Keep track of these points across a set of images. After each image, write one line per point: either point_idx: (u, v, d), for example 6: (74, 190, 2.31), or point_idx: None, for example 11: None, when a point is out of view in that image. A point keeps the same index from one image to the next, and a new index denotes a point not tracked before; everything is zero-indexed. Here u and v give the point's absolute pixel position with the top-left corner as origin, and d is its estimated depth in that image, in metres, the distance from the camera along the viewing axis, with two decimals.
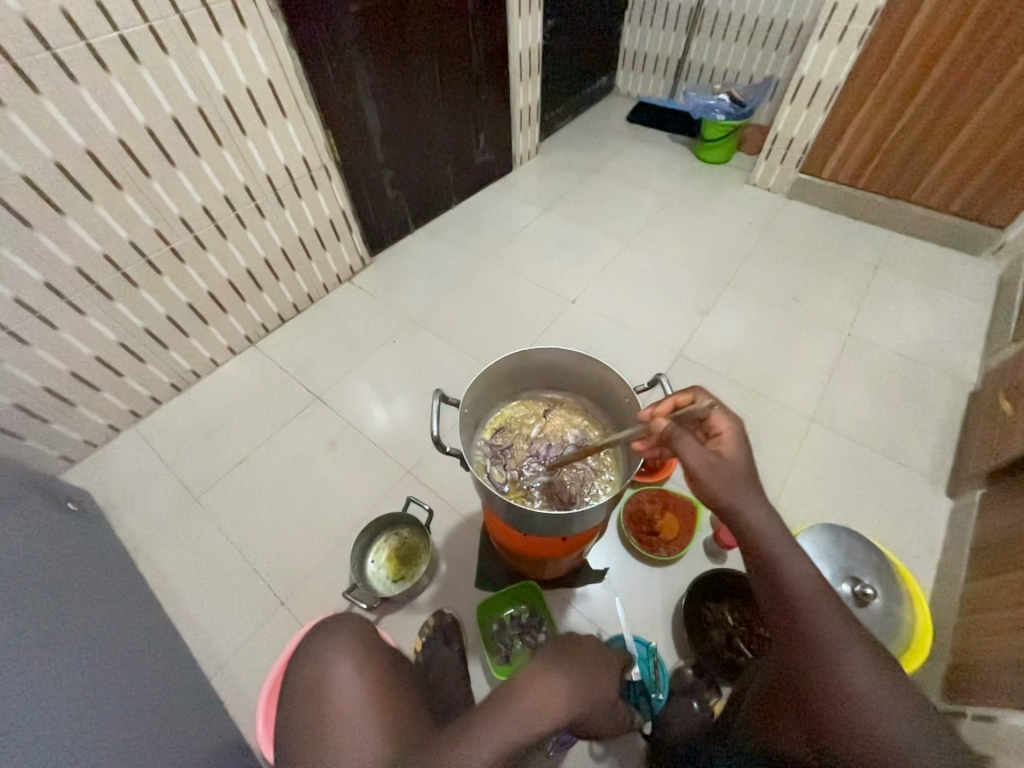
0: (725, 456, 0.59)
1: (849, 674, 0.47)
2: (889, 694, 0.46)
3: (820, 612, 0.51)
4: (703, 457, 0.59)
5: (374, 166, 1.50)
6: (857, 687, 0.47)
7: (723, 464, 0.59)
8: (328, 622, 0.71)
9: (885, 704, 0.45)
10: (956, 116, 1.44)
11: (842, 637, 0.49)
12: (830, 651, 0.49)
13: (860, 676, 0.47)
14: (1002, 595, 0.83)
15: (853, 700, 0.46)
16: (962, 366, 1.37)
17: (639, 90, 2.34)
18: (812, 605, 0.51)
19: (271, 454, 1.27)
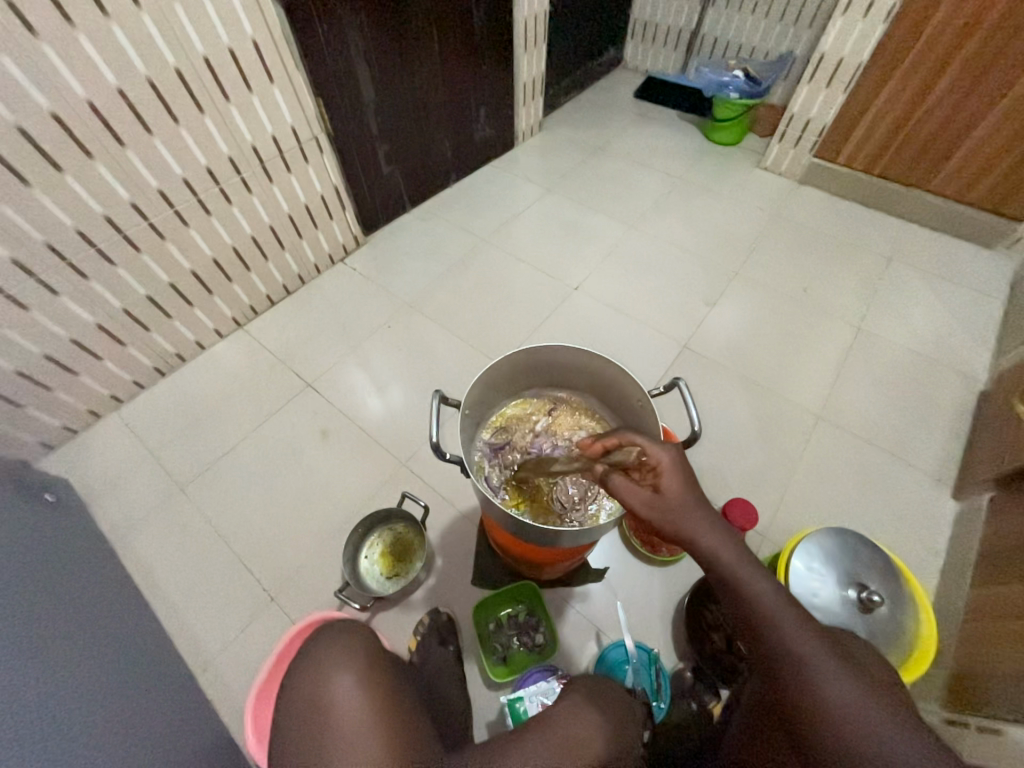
0: (665, 495, 0.54)
1: (825, 691, 0.47)
2: (863, 702, 0.46)
3: (785, 628, 0.49)
4: (645, 503, 0.54)
5: (368, 138, 1.45)
6: (834, 708, 0.46)
7: (666, 505, 0.54)
8: (325, 629, 0.69)
9: (861, 717, 0.45)
10: (982, 102, 1.36)
11: (809, 648, 0.49)
12: (802, 666, 0.48)
13: (834, 692, 0.47)
14: (1010, 604, 0.81)
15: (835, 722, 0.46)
16: (971, 363, 1.32)
17: (649, 64, 2.25)
18: (777, 623, 0.50)
19: (260, 442, 1.25)
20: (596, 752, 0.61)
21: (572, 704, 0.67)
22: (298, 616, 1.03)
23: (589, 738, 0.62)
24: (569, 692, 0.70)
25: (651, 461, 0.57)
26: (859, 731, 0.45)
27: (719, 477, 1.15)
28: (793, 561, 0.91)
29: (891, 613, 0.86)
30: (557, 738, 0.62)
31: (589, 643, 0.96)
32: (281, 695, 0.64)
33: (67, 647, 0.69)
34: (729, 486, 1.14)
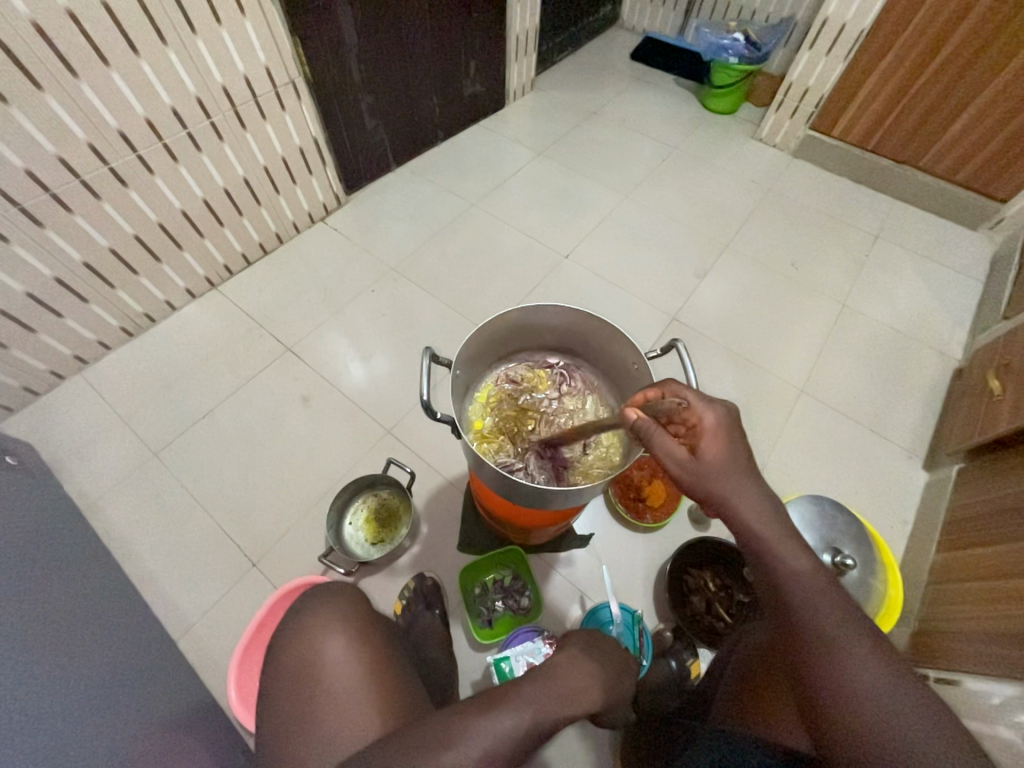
0: (700, 455, 0.51)
1: (846, 662, 0.42)
2: (892, 684, 0.40)
3: (806, 597, 0.45)
4: (677, 460, 0.52)
5: (350, 87, 1.35)
6: (854, 684, 0.41)
7: (700, 465, 0.51)
8: (313, 593, 0.67)
9: (890, 700, 0.39)
10: (981, 77, 1.33)
11: (832, 622, 0.44)
12: (822, 637, 0.43)
13: (858, 666, 0.41)
14: (970, 567, 0.86)
15: (853, 698, 0.40)
16: (949, 341, 1.35)
17: (646, 24, 2.15)
18: (802, 593, 0.45)
19: (237, 408, 1.21)
20: (591, 700, 0.58)
21: (570, 653, 0.62)
22: (281, 581, 1.02)
23: (587, 686, 0.58)
24: (565, 644, 0.65)
25: (693, 419, 0.54)
26: (882, 708, 0.39)
27: None
28: None
29: (861, 576, 0.90)
30: (559, 683, 0.57)
31: (573, 606, 0.98)
32: (268, 652, 0.63)
33: (33, 613, 0.66)
34: None
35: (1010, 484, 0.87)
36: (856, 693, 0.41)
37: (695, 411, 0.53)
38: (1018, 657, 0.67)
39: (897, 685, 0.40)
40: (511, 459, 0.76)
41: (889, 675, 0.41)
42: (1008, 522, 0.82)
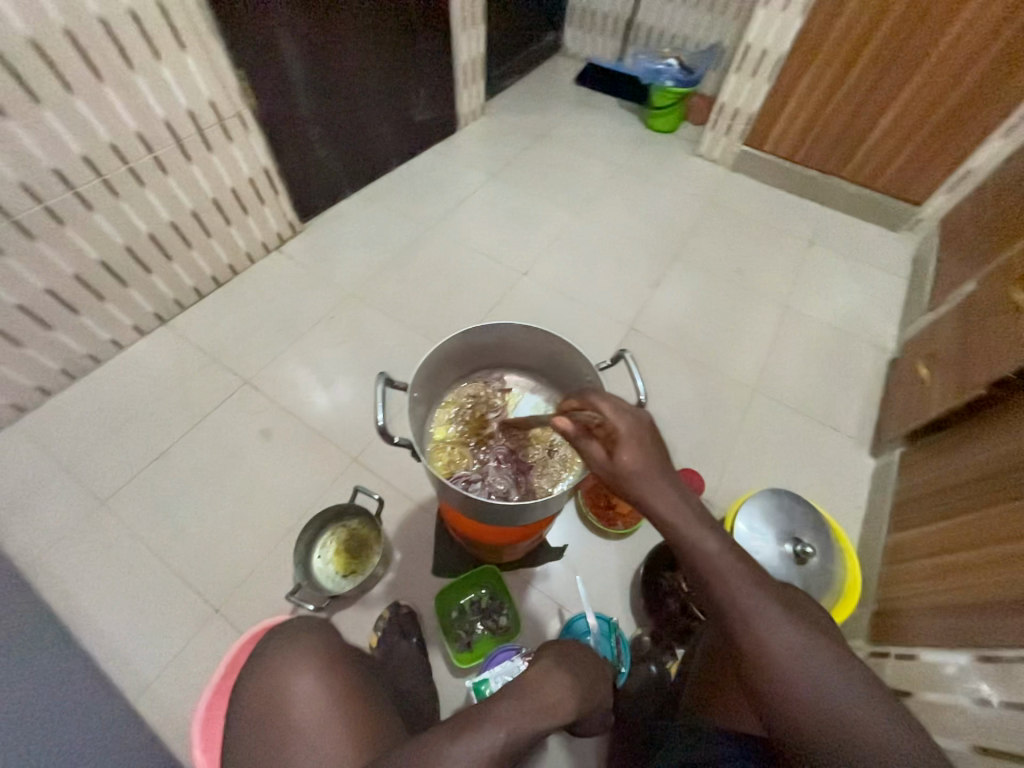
0: (618, 459, 0.53)
1: (772, 640, 0.46)
2: (807, 650, 0.46)
3: (732, 584, 0.48)
4: (599, 464, 0.54)
5: (298, 117, 1.36)
6: (776, 652, 0.46)
7: (620, 469, 0.53)
8: (276, 630, 0.63)
9: (803, 662, 0.45)
10: (889, 92, 1.47)
11: (757, 604, 0.47)
12: (751, 619, 0.47)
13: (782, 640, 0.46)
14: (921, 542, 0.92)
15: (776, 665, 0.46)
16: (883, 335, 1.46)
17: (587, 52, 2.26)
18: (726, 582, 0.48)
19: (193, 447, 1.16)
20: (566, 711, 0.58)
21: (543, 666, 0.61)
22: (248, 625, 0.97)
23: (562, 698, 0.58)
24: (539, 656, 0.65)
25: (609, 427, 0.55)
26: (803, 673, 0.45)
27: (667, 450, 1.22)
28: (737, 524, 0.97)
29: (822, 564, 0.93)
30: (533, 697, 0.57)
31: (552, 620, 0.98)
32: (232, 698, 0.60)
33: None
34: (677, 457, 1.21)
35: (952, 464, 0.95)
36: (781, 664, 0.45)
37: (609, 419, 0.55)
38: (970, 627, 0.73)
39: (811, 650, 0.46)
40: (463, 471, 0.77)
41: (805, 640, 0.46)
42: (952, 497, 0.90)
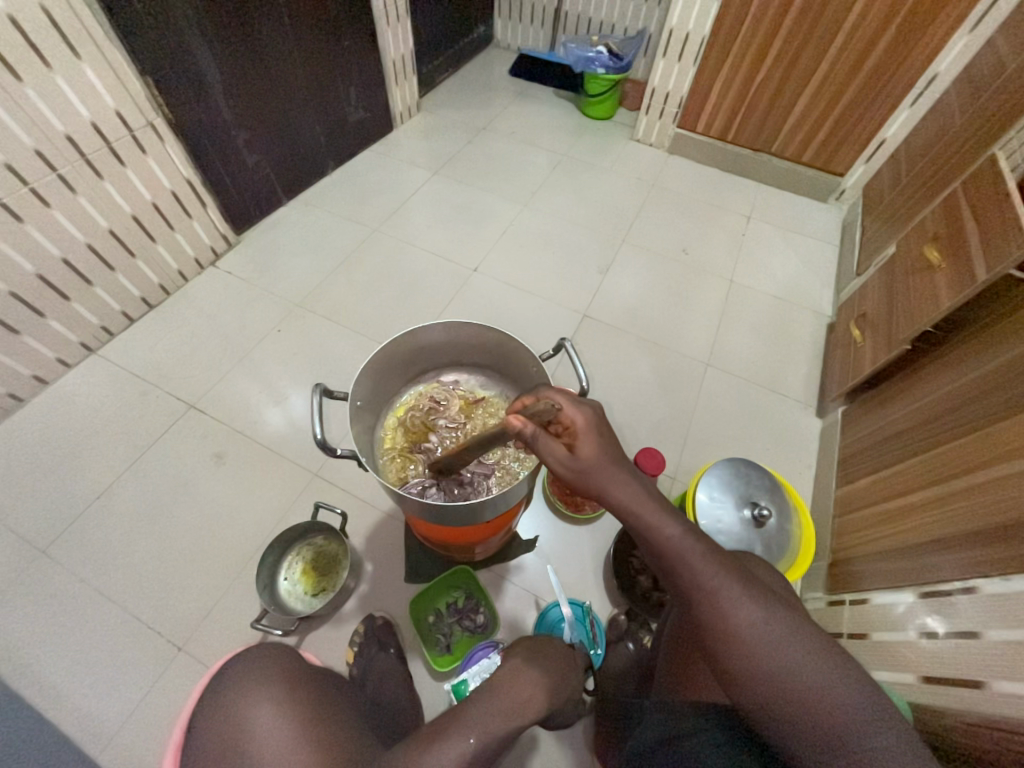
0: (579, 453, 0.53)
1: (733, 617, 0.47)
2: (767, 624, 0.47)
3: (693, 565, 0.49)
4: (560, 461, 0.54)
5: (220, 124, 1.29)
6: (737, 628, 0.47)
7: (580, 463, 0.53)
8: (230, 664, 0.61)
9: (765, 638, 0.46)
10: (807, 69, 1.54)
11: (717, 584, 0.49)
12: (712, 597, 0.48)
13: (743, 617, 0.47)
14: (868, 491, 0.98)
15: (738, 641, 0.47)
16: (820, 301, 1.53)
17: (519, 42, 2.25)
18: (687, 562, 0.50)
19: (139, 480, 1.10)
20: (537, 708, 0.59)
21: (513, 664, 0.63)
22: (215, 659, 0.93)
23: (532, 695, 0.59)
24: (510, 655, 0.66)
25: (566, 421, 0.56)
26: (764, 649, 0.46)
27: (628, 432, 1.24)
28: (698, 495, 1.00)
29: (779, 523, 0.98)
30: (503, 699, 0.57)
31: (529, 612, 0.98)
32: (189, 730, 0.58)
33: None
34: (639, 437, 1.24)
35: (894, 413, 1.01)
36: (743, 640, 0.46)
37: (567, 413, 0.55)
38: (914, 566, 0.78)
39: (771, 625, 0.47)
40: (409, 479, 0.77)
41: (765, 616, 0.47)
42: (895, 447, 0.96)
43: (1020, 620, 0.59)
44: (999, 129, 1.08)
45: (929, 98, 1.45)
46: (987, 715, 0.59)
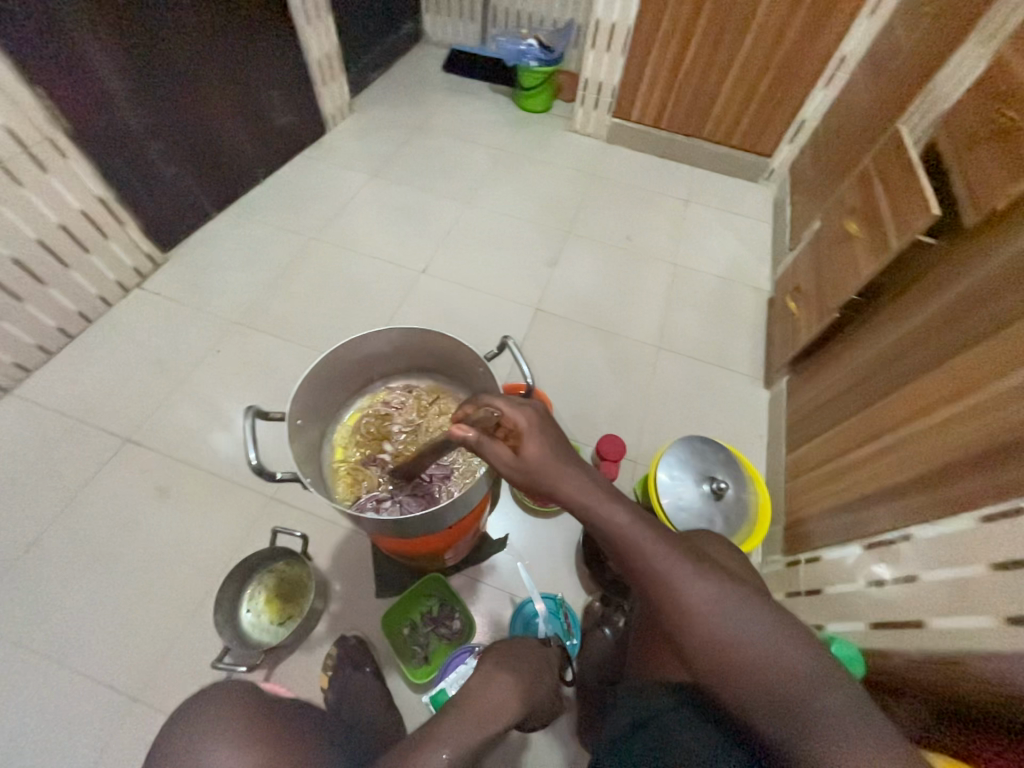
0: (524, 454, 0.53)
1: (687, 597, 0.49)
2: (719, 599, 0.48)
3: (646, 552, 0.50)
4: (507, 464, 0.54)
5: (129, 135, 1.20)
6: (692, 607, 0.48)
7: (527, 464, 0.53)
8: (180, 709, 0.57)
9: (718, 612, 0.48)
10: (727, 55, 1.60)
11: (671, 566, 0.50)
12: (667, 581, 0.50)
13: (696, 595, 0.49)
14: (813, 454, 1.04)
15: (694, 620, 0.48)
16: (759, 277, 1.60)
17: (450, 38, 2.22)
18: (640, 550, 0.51)
19: (74, 525, 1.02)
20: (511, 712, 0.60)
21: (485, 671, 0.64)
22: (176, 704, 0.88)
23: (505, 700, 0.61)
24: (482, 661, 0.67)
25: (509, 423, 0.55)
26: (718, 624, 0.47)
27: (588, 422, 1.26)
28: (658, 475, 1.03)
29: (736, 493, 1.02)
30: (476, 707, 0.59)
31: (505, 610, 0.98)
32: None
33: None
34: (599, 425, 1.26)
35: (829, 379, 1.07)
36: (697, 618, 0.48)
37: (509, 416, 0.55)
38: (858, 521, 0.83)
39: (723, 599, 0.48)
40: (362, 493, 0.76)
41: (716, 591, 0.49)
42: (833, 410, 1.02)
43: (955, 559, 0.64)
44: (901, 106, 1.16)
45: (839, 80, 1.53)
46: (934, 651, 0.64)
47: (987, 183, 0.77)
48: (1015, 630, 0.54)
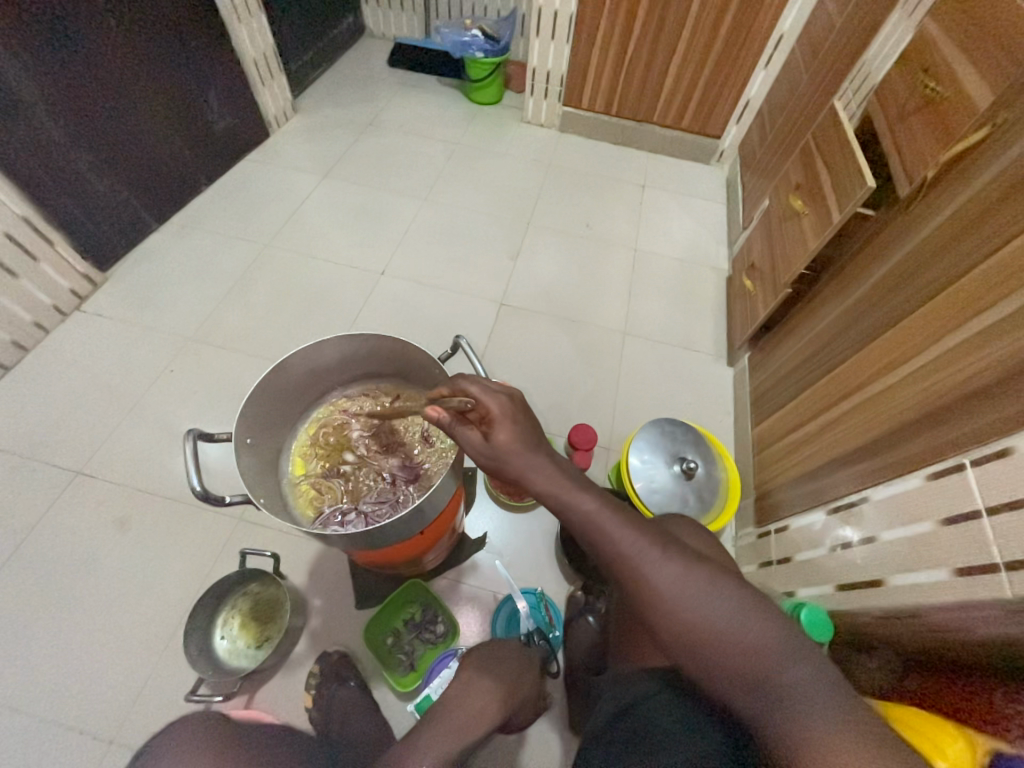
0: (495, 440, 0.53)
1: (656, 582, 0.49)
2: (687, 582, 0.49)
3: (614, 541, 0.51)
4: (477, 448, 0.54)
5: (50, 150, 1.13)
6: (662, 592, 0.49)
7: (496, 450, 0.53)
8: (143, 750, 0.52)
9: (687, 595, 0.48)
10: (670, 39, 1.61)
11: (640, 553, 0.50)
12: (636, 568, 0.50)
13: (665, 580, 0.49)
14: (777, 425, 1.07)
15: (663, 605, 0.48)
16: (717, 257, 1.63)
17: (393, 31, 2.15)
18: (609, 539, 0.51)
19: (25, 568, 0.96)
20: (493, 715, 0.61)
21: (466, 677, 0.64)
22: None
23: (487, 704, 0.61)
24: (463, 666, 0.67)
25: (483, 410, 0.54)
26: (687, 606, 0.48)
27: (560, 413, 1.26)
28: (630, 460, 1.04)
29: (707, 471, 1.05)
30: (457, 715, 0.59)
31: (489, 609, 0.98)
32: None
33: None
34: (571, 415, 1.26)
35: (788, 352, 1.10)
36: (667, 603, 0.48)
37: (482, 402, 0.53)
38: (822, 486, 0.86)
39: (692, 581, 0.49)
40: (326, 506, 0.74)
41: (684, 574, 0.49)
42: (792, 381, 1.05)
43: (911, 515, 0.67)
44: (837, 81, 1.19)
45: (779, 58, 1.56)
46: (895, 607, 0.66)
47: (920, 153, 0.80)
48: (966, 580, 0.57)
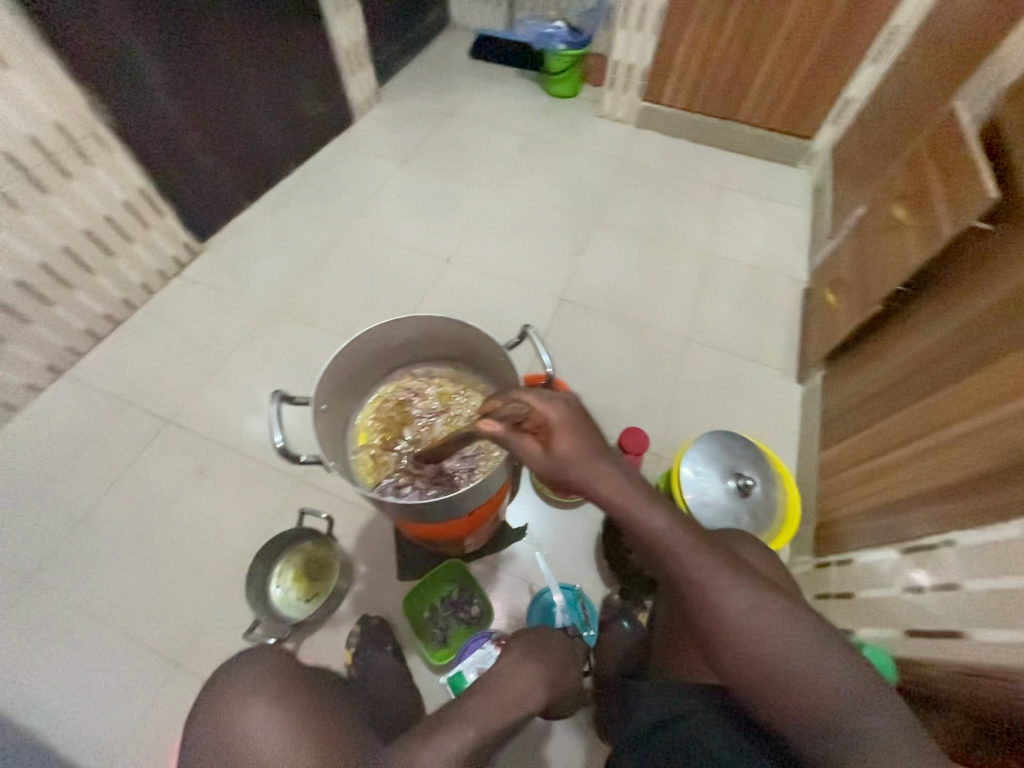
0: (556, 451, 0.51)
1: (722, 604, 0.48)
2: (755, 610, 0.47)
3: (683, 558, 0.49)
4: (536, 461, 0.52)
5: (167, 129, 1.25)
6: (728, 615, 0.48)
7: (557, 461, 0.51)
8: (225, 668, 0.60)
9: (754, 623, 0.47)
10: (767, 32, 1.51)
11: (708, 574, 0.49)
12: (703, 588, 0.49)
13: (733, 603, 0.48)
14: (848, 453, 1.00)
15: (728, 628, 0.47)
16: (796, 266, 1.53)
17: (476, 22, 2.18)
18: (677, 556, 0.50)
19: (119, 501, 1.08)
20: (535, 700, 0.62)
21: (514, 657, 0.65)
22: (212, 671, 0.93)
23: (530, 688, 0.62)
24: (509, 646, 0.67)
25: (540, 418, 0.52)
26: (752, 634, 0.47)
27: (612, 414, 1.24)
28: (683, 470, 1.00)
29: (764, 491, 0.99)
30: (501, 692, 0.60)
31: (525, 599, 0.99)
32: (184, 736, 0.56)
33: None
34: (623, 417, 1.24)
35: (869, 376, 1.02)
36: (731, 627, 0.47)
37: (539, 409, 0.52)
38: (895, 523, 0.79)
39: (761, 611, 0.47)
40: (385, 478, 0.77)
41: (753, 601, 0.48)
42: (871, 408, 0.97)
43: (1002, 567, 0.60)
44: (960, 79, 1.07)
45: (890, 53, 1.43)
46: (976, 663, 0.61)
47: None
48: None
